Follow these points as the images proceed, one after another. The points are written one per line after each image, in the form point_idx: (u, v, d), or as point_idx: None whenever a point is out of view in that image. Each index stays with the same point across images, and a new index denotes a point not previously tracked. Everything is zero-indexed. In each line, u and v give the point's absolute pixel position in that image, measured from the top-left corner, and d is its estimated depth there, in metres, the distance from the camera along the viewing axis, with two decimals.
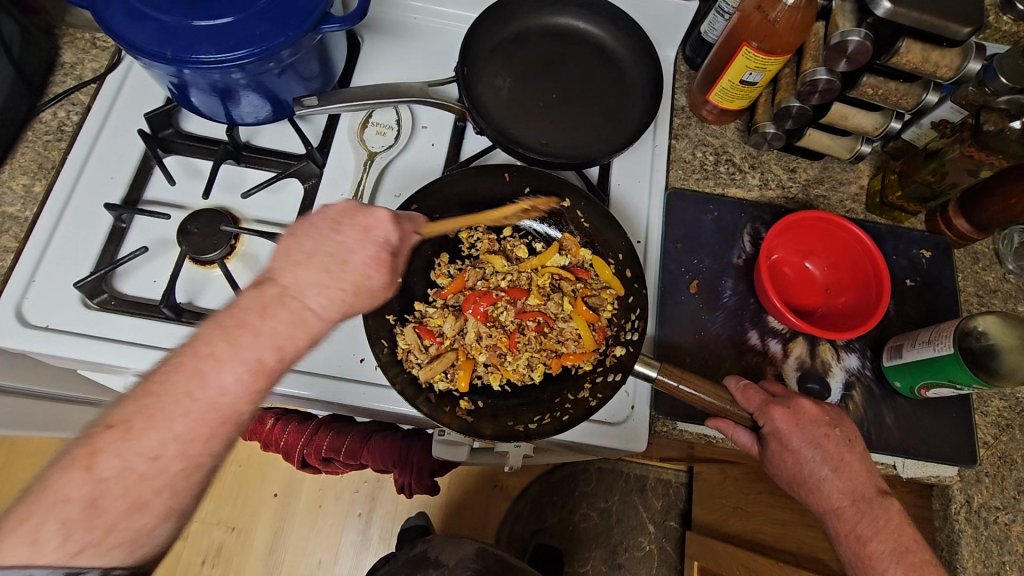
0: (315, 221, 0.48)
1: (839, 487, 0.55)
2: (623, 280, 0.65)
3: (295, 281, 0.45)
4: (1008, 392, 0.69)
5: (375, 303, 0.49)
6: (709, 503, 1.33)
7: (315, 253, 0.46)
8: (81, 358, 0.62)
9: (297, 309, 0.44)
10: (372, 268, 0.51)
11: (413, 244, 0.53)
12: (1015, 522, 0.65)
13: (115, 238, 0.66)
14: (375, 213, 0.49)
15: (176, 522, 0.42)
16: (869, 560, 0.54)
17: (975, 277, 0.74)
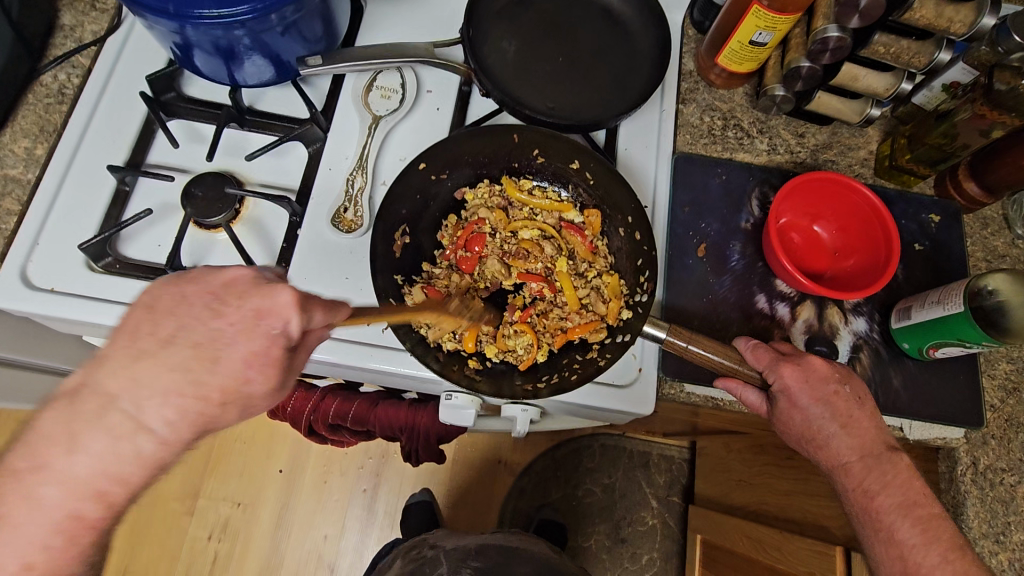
0: (192, 289, 0.38)
1: (847, 443, 0.56)
2: (632, 242, 0.64)
3: (129, 383, 0.37)
4: (1015, 356, 0.69)
5: (202, 382, 0.37)
6: (712, 478, 1.35)
7: (174, 342, 0.37)
8: (87, 321, 0.62)
9: (128, 425, 0.37)
10: (205, 331, 0.37)
11: (270, 293, 0.38)
12: (1020, 484, 0.65)
13: (119, 201, 0.65)
14: (274, 294, 0.38)
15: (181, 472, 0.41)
16: (877, 515, 0.54)
17: (984, 243, 0.74)
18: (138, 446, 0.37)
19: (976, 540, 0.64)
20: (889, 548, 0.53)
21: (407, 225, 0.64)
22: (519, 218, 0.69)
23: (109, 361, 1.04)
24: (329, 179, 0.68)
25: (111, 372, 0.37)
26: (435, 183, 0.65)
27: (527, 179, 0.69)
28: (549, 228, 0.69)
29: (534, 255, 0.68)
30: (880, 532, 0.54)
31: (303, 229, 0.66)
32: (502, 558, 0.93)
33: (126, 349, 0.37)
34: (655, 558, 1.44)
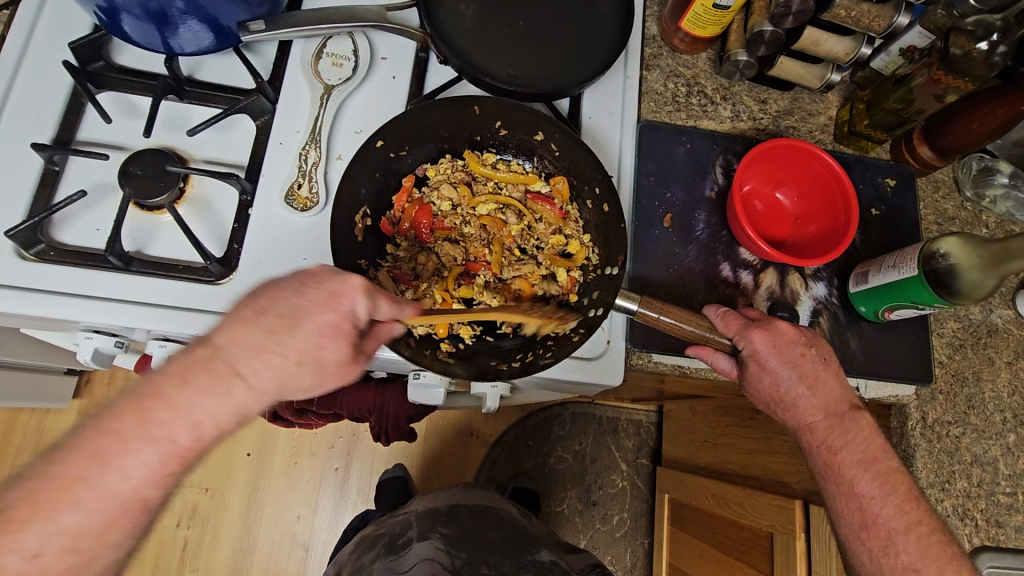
0: (283, 277, 0.47)
1: (813, 403, 0.59)
2: (600, 215, 0.62)
3: (232, 341, 0.44)
4: (961, 314, 0.73)
5: (283, 344, 0.45)
6: (679, 439, 1.39)
7: (265, 312, 0.45)
8: (19, 313, 0.57)
9: (226, 379, 0.44)
10: (289, 305, 0.46)
11: (344, 278, 0.47)
12: (963, 435, 0.69)
13: (48, 182, 0.60)
14: (347, 278, 0.47)
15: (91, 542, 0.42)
16: (838, 467, 0.57)
17: (935, 206, 0.76)
18: (232, 391, 0.44)
19: (925, 490, 0.67)
20: (850, 500, 0.57)
21: (369, 207, 0.61)
22: (483, 195, 0.66)
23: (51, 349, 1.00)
24: (281, 154, 0.65)
25: (220, 332, 0.44)
26: (395, 159, 0.62)
27: (491, 152, 0.66)
28: (512, 200, 0.66)
29: (495, 228, 0.66)
30: (842, 485, 0.57)
31: (255, 209, 0.63)
32: (473, 524, 0.95)
33: (234, 318, 0.45)
34: (625, 519, 1.50)
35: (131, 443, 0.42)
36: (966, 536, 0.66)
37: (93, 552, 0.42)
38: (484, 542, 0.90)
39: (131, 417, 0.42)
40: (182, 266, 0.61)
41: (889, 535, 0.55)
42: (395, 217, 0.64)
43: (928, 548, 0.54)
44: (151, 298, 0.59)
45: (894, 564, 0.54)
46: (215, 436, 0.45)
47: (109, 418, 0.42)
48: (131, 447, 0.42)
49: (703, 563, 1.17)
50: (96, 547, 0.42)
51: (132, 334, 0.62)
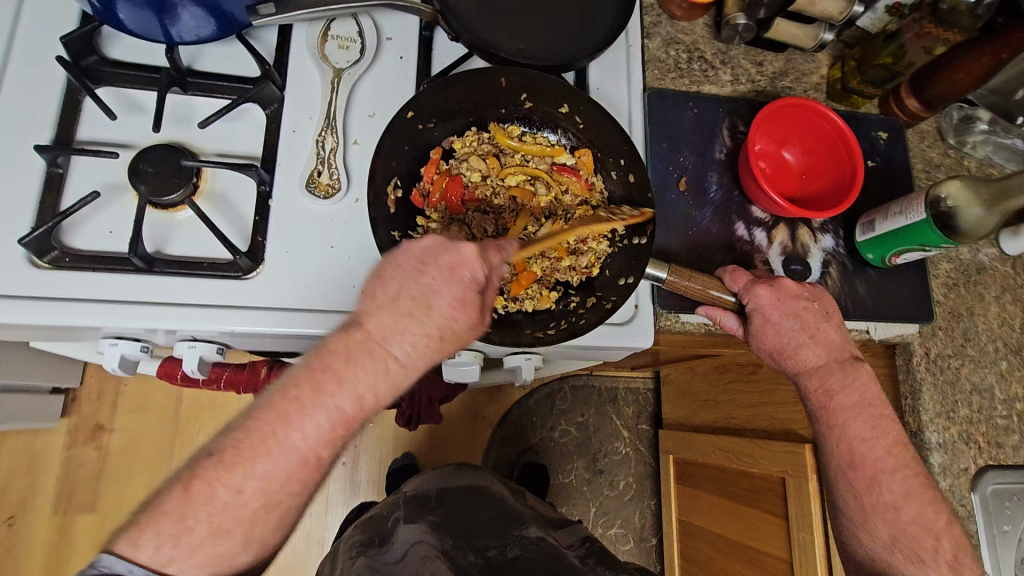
0: (402, 258, 0.50)
1: (816, 351, 0.62)
2: (626, 185, 0.64)
3: (382, 327, 0.48)
4: (953, 256, 0.78)
5: (423, 321, 0.49)
6: (679, 402, 1.44)
7: (401, 295, 0.49)
8: (40, 324, 0.55)
9: (383, 358, 0.48)
10: (416, 287, 0.49)
11: (457, 251, 0.50)
12: (962, 366, 0.75)
13: (53, 186, 0.57)
14: (459, 250, 0.50)
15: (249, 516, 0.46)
16: (835, 411, 0.61)
17: (923, 154, 0.81)
18: (388, 368, 0.49)
19: (932, 419, 0.72)
20: (841, 442, 0.62)
21: (399, 177, 0.59)
22: (512, 166, 0.65)
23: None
24: (296, 142, 0.63)
25: (370, 317, 0.49)
26: (423, 132, 0.61)
27: (515, 125, 0.66)
28: (541, 170, 0.65)
29: (526, 200, 0.65)
30: (835, 429, 0.62)
31: (276, 199, 0.62)
32: (465, 505, 0.93)
33: (373, 304, 0.49)
34: (631, 483, 1.56)
35: (309, 408, 0.47)
36: (971, 459, 0.72)
37: (280, 498, 0.47)
38: (475, 519, 0.89)
39: (308, 388, 0.47)
40: (206, 262, 0.59)
41: (873, 475, 0.61)
42: (424, 188, 0.62)
43: (910, 490, 0.60)
44: (178, 297, 0.57)
45: (878, 503, 0.60)
46: (373, 408, 0.49)
47: (286, 390, 0.48)
48: (309, 412, 0.47)
49: (715, 513, 1.23)
50: (282, 494, 0.47)
51: (159, 338, 0.61)
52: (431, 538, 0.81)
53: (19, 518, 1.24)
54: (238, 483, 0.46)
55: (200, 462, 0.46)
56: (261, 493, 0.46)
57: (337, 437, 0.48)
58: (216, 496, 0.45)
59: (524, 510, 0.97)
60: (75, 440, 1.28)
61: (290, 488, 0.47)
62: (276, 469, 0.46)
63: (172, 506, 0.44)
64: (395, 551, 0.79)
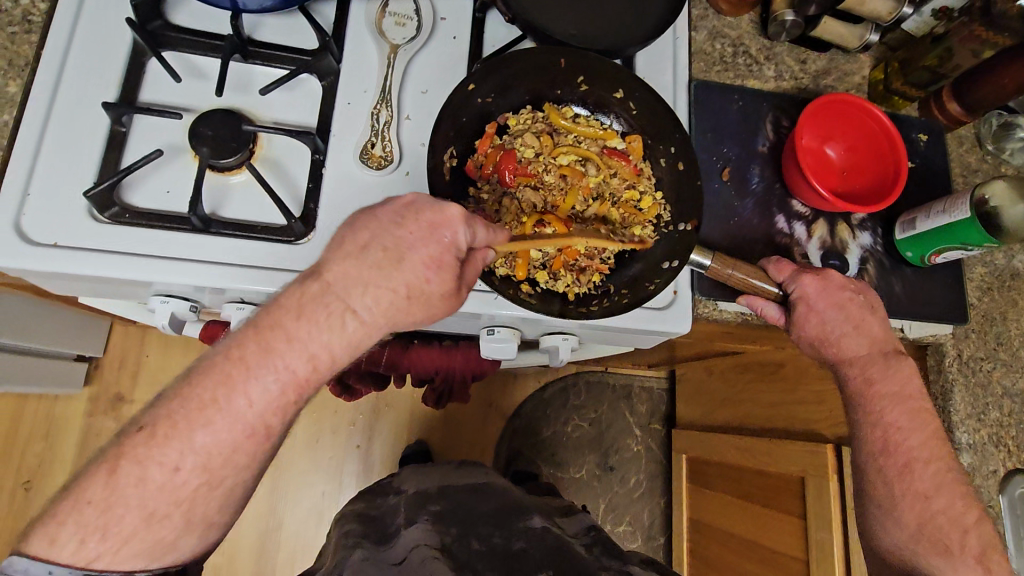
0: (381, 213, 0.52)
1: (857, 339, 0.64)
2: (674, 173, 0.64)
3: (342, 276, 0.50)
4: (988, 261, 0.78)
5: (390, 275, 0.50)
6: (694, 401, 1.45)
7: (372, 246, 0.51)
8: (100, 276, 0.56)
9: (342, 309, 0.50)
10: (390, 239, 0.51)
11: (441, 211, 0.51)
12: (994, 369, 0.75)
13: (116, 144, 0.58)
14: (446, 211, 0.51)
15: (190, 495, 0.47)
16: (873, 398, 0.63)
17: (961, 159, 0.81)
18: (345, 325, 0.50)
19: (962, 420, 0.73)
20: (876, 428, 0.63)
21: (455, 147, 0.61)
22: (564, 145, 0.65)
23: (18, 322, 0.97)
24: (351, 114, 0.64)
25: (331, 267, 0.50)
26: (480, 106, 0.62)
27: (569, 107, 0.67)
28: (592, 152, 0.65)
29: (576, 179, 0.64)
30: (871, 416, 0.64)
31: (329, 168, 0.63)
32: (466, 497, 0.91)
33: (340, 252, 0.51)
34: (641, 481, 1.56)
35: (254, 368, 0.48)
36: (1000, 461, 0.72)
37: (223, 474, 0.48)
38: (477, 513, 0.86)
39: (255, 346, 0.49)
40: (260, 226, 0.60)
41: (908, 461, 0.62)
42: (479, 160, 0.64)
43: (942, 482, 0.61)
44: (232, 257, 0.59)
45: (907, 488, 0.62)
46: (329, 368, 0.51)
47: (232, 355, 0.48)
48: (251, 377, 0.48)
49: (729, 512, 1.22)
50: (223, 469, 0.48)
51: (207, 298, 0.62)
52: (435, 537, 0.77)
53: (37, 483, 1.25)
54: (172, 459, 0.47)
55: (135, 432, 0.47)
56: (203, 470, 0.47)
57: (289, 400, 0.50)
58: (149, 475, 0.46)
59: (529, 504, 0.95)
60: (95, 409, 1.30)
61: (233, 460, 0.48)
62: (218, 439, 0.47)
63: (98, 490, 0.46)
64: (395, 553, 0.75)
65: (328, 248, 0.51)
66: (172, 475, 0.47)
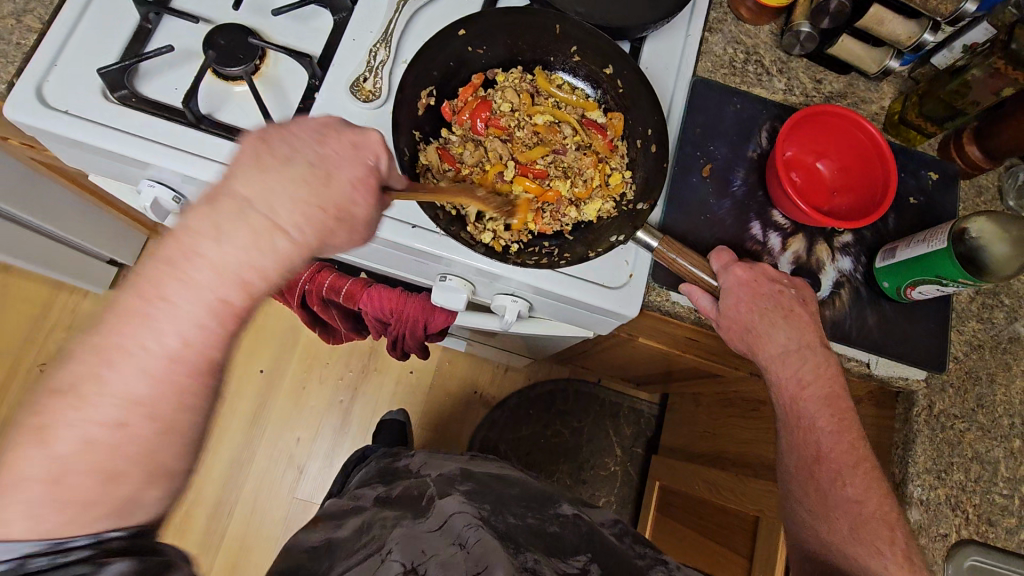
0: (296, 126, 0.47)
1: (789, 333, 0.63)
2: (645, 157, 0.64)
3: (258, 191, 0.43)
4: (985, 317, 0.73)
5: (321, 193, 0.45)
6: (677, 430, 1.41)
7: (295, 161, 0.45)
8: (97, 146, 0.62)
9: (263, 227, 0.43)
10: (314, 153, 0.46)
11: (363, 132, 0.48)
12: (967, 431, 0.69)
13: (139, 37, 0.65)
14: (366, 133, 0.48)
15: (142, 446, 0.41)
16: (803, 402, 0.64)
17: (974, 208, 0.77)
18: (275, 244, 0.44)
19: (919, 474, 0.67)
20: (806, 432, 0.64)
21: (435, 88, 0.64)
22: (543, 106, 0.68)
23: (59, 215, 1.07)
24: (353, 49, 0.68)
25: (242, 180, 0.44)
26: (471, 54, 0.65)
27: (558, 76, 0.69)
28: (569, 116, 0.67)
29: (550, 139, 0.67)
30: (802, 420, 0.64)
31: (321, 93, 0.67)
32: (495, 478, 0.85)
33: (251, 165, 0.44)
34: (612, 503, 1.52)
35: (178, 293, 0.42)
36: (955, 526, 0.67)
37: (178, 420, 0.43)
38: (507, 496, 0.77)
39: (162, 282, 0.42)
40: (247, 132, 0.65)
41: (838, 468, 0.63)
42: (457, 106, 0.66)
43: (869, 485, 0.62)
44: (215, 154, 0.64)
45: (838, 496, 0.62)
46: (256, 297, 0.45)
47: (143, 286, 0.42)
48: (163, 314, 0.41)
49: (685, 542, 1.18)
50: (176, 414, 0.43)
51: (190, 192, 0.68)
52: (472, 508, 0.68)
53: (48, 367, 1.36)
54: (114, 403, 0.40)
55: (53, 396, 0.40)
56: (153, 419, 0.42)
57: (225, 326, 0.44)
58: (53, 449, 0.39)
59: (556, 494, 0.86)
60: None
61: (181, 399, 0.43)
62: (159, 386, 0.42)
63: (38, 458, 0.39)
64: (431, 521, 0.66)
65: (238, 159, 0.44)
66: (131, 406, 0.41)
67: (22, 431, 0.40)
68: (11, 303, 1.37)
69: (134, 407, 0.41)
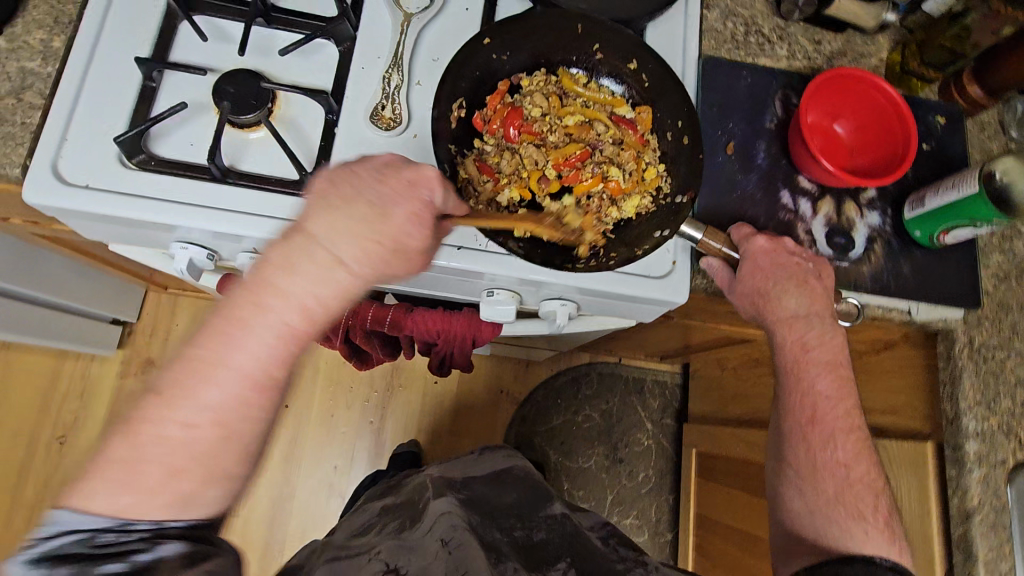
0: (361, 168, 0.51)
1: (800, 300, 0.66)
2: (677, 149, 0.65)
3: (325, 227, 0.47)
4: (1006, 249, 0.76)
5: (377, 228, 0.48)
6: (705, 396, 1.44)
7: (355, 201, 0.49)
8: (124, 216, 0.60)
9: (327, 263, 0.47)
10: (374, 194, 0.49)
11: (420, 169, 0.51)
12: (1008, 359, 0.73)
13: (146, 97, 0.63)
14: (422, 169, 0.51)
15: (206, 448, 0.44)
16: (806, 363, 0.68)
17: (981, 145, 0.79)
18: (336, 276, 0.47)
19: (971, 407, 0.70)
20: (804, 395, 0.68)
21: (465, 99, 0.63)
22: (572, 106, 0.67)
23: (54, 279, 1.02)
24: (364, 78, 0.67)
25: (310, 219, 0.48)
26: (487, 68, 0.64)
27: (583, 75, 0.68)
28: (600, 114, 0.67)
29: (585, 138, 0.66)
30: (803, 385, 0.68)
31: (340, 128, 0.66)
32: (487, 489, 0.91)
33: (319, 208, 0.48)
34: (651, 475, 1.56)
35: (246, 327, 0.45)
36: (1010, 451, 0.70)
37: (235, 430, 0.45)
38: (497, 506, 0.86)
39: (249, 304, 0.45)
40: (274, 178, 0.63)
41: (832, 430, 0.67)
42: (487, 116, 0.65)
43: (861, 450, 0.67)
44: (247, 207, 0.62)
45: (826, 458, 0.67)
46: (322, 319, 0.47)
47: (232, 307, 0.45)
48: (231, 344, 0.44)
49: (733, 507, 1.22)
50: (236, 422, 0.45)
51: (224, 248, 0.67)
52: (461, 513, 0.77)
53: (69, 438, 1.33)
54: (199, 418, 0.43)
55: (151, 400, 0.43)
56: (216, 427, 0.44)
57: (289, 354, 0.46)
58: (167, 436, 0.43)
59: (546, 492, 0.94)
60: (126, 372, 1.37)
61: (243, 413, 0.45)
62: (229, 397, 0.44)
63: (124, 448, 0.42)
64: (426, 523, 0.76)
65: (306, 205, 0.49)
66: (210, 416, 0.44)
67: (119, 428, 0.43)
68: (19, 381, 1.33)
69: (207, 416, 0.43)
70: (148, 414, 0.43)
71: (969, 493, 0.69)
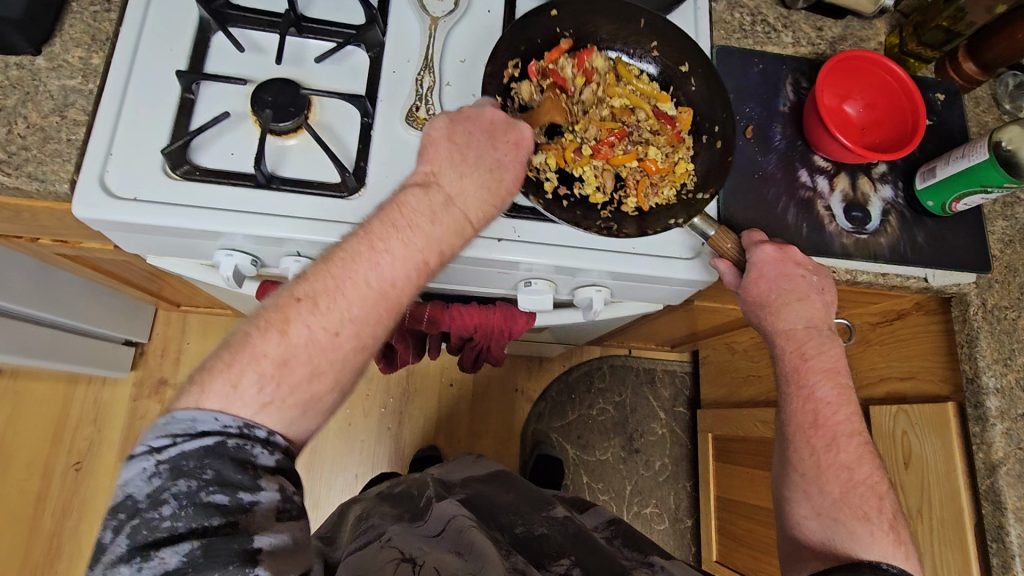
0: (473, 129, 0.60)
1: (798, 312, 0.69)
2: (709, 149, 0.68)
3: (456, 189, 0.59)
4: (1009, 214, 0.80)
5: (495, 189, 0.60)
6: (718, 380, 1.48)
7: (478, 165, 0.59)
8: (172, 225, 0.61)
9: (458, 217, 0.58)
10: (490, 159, 0.60)
11: (519, 129, 0.60)
12: (1020, 317, 0.76)
13: (186, 109, 0.64)
14: (521, 128, 0.60)
15: (337, 354, 0.53)
16: (806, 371, 0.70)
17: (977, 118, 0.83)
18: (459, 225, 0.58)
19: (989, 365, 0.74)
20: (807, 402, 0.70)
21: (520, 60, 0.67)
22: (620, 90, 0.70)
23: (73, 302, 1.04)
24: (397, 81, 0.69)
25: (447, 178, 0.59)
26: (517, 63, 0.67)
27: (634, 66, 0.71)
28: (643, 103, 0.69)
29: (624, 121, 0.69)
30: (804, 390, 0.70)
31: (377, 130, 0.67)
32: (486, 487, 0.90)
33: (449, 163, 0.59)
34: (666, 463, 1.58)
35: (381, 249, 0.55)
36: None
37: (366, 341, 0.55)
38: (498, 504, 0.84)
39: (384, 229, 0.56)
40: (317, 182, 0.64)
41: (834, 435, 0.69)
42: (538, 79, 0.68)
43: (862, 454, 0.69)
44: (291, 211, 0.63)
45: (835, 460, 0.69)
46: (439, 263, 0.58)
47: (371, 237, 0.55)
48: (375, 264, 0.54)
49: (753, 486, 1.24)
50: (369, 334, 0.55)
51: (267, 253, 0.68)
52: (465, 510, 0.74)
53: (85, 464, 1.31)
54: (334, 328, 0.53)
55: (294, 302, 0.52)
56: (355, 335, 0.54)
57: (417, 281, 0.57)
58: (309, 334, 0.52)
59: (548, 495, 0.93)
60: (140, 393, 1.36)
61: (372, 324, 0.55)
62: (368, 311, 0.54)
63: (275, 345, 0.51)
64: (430, 524, 0.72)
65: (437, 154, 0.60)
66: (349, 322, 0.53)
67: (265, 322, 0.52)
68: (34, 408, 1.32)
69: (348, 323, 0.53)
70: (298, 312, 0.52)
71: (993, 446, 0.72)
